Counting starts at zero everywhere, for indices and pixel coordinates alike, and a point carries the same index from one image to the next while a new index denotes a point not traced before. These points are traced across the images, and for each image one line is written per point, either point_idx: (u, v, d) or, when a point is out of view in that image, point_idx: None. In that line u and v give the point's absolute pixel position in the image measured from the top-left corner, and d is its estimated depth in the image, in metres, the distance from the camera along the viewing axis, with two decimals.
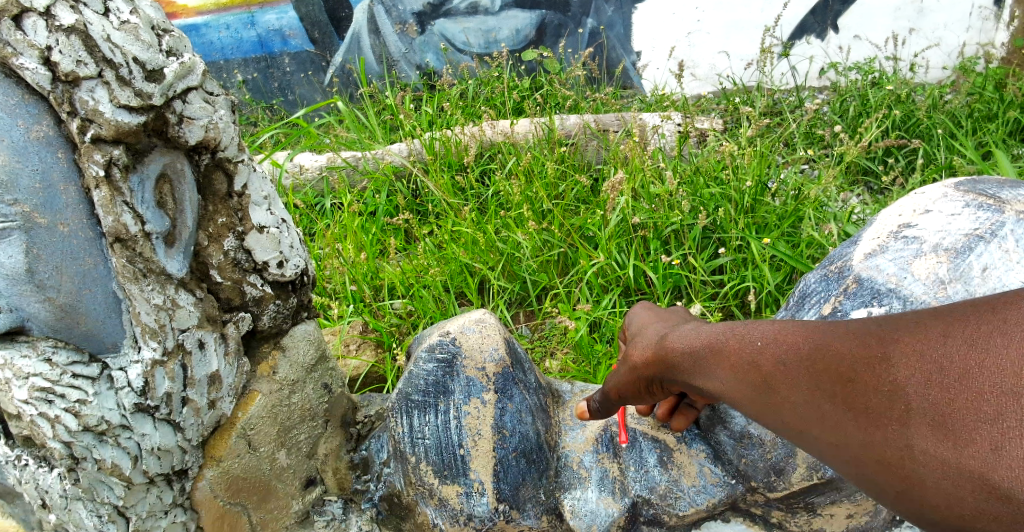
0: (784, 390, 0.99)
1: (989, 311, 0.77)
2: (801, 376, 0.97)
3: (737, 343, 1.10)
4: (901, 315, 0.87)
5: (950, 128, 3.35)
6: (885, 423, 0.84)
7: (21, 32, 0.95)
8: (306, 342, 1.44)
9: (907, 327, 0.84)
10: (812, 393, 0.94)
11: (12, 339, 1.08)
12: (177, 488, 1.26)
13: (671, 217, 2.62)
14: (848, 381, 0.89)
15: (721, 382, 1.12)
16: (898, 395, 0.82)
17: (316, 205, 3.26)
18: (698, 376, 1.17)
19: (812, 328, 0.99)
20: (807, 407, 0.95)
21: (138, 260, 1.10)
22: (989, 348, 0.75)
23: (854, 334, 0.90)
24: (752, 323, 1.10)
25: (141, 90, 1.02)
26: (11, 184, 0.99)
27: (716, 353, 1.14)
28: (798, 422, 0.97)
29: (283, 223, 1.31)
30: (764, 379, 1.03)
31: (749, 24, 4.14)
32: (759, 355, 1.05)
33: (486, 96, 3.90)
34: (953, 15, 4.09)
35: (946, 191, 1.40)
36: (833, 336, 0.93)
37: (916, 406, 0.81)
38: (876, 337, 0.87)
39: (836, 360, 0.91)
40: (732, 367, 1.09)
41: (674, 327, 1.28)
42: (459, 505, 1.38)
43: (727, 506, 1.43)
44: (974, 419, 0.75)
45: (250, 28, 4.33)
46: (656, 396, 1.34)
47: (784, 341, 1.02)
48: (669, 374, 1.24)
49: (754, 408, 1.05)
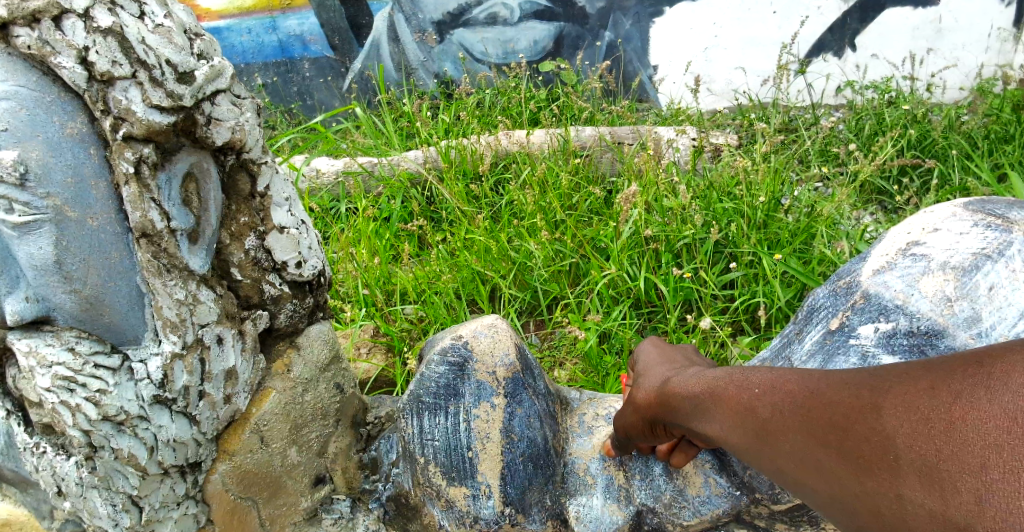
0: (781, 437, 1.02)
1: (976, 365, 0.79)
2: (799, 425, 1.00)
3: (739, 389, 1.14)
4: (893, 367, 0.89)
5: (965, 150, 3.36)
6: (876, 473, 0.86)
7: (60, 32, 0.99)
8: (321, 342, 1.47)
9: (899, 379, 0.87)
10: (808, 442, 0.97)
11: (37, 329, 1.12)
12: (190, 481, 1.29)
13: (683, 230, 2.64)
14: (841, 431, 0.92)
15: (722, 427, 1.16)
16: (888, 446, 0.85)
17: (331, 209, 3.30)
18: (702, 420, 1.21)
19: (811, 379, 1.02)
20: (804, 455, 0.98)
21: (162, 255, 1.13)
22: (974, 402, 0.77)
23: (848, 386, 0.93)
24: (754, 372, 1.14)
25: (172, 92, 1.06)
26: (44, 177, 1.02)
27: (720, 399, 1.18)
28: (795, 470, 1.00)
29: (302, 225, 1.36)
30: (764, 426, 1.06)
31: (766, 41, 4.16)
32: (758, 402, 1.09)
33: (503, 105, 3.94)
34: (972, 36, 4.10)
35: (955, 210, 1.41)
36: (831, 387, 0.97)
37: (904, 457, 0.83)
38: (869, 389, 0.90)
39: (831, 410, 0.94)
40: (734, 413, 1.13)
41: (684, 372, 1.32)
42: (466, 507, 1.40)
43: (731, 518, 1.44)
44: (958, 471, 0.77)
45: (271, 33, 4.39)
46: (659, 438, 1.37)
47: (784, 390, 1.05)
48: (674, 415, 1.28)
49: (754, 454, 1.09)
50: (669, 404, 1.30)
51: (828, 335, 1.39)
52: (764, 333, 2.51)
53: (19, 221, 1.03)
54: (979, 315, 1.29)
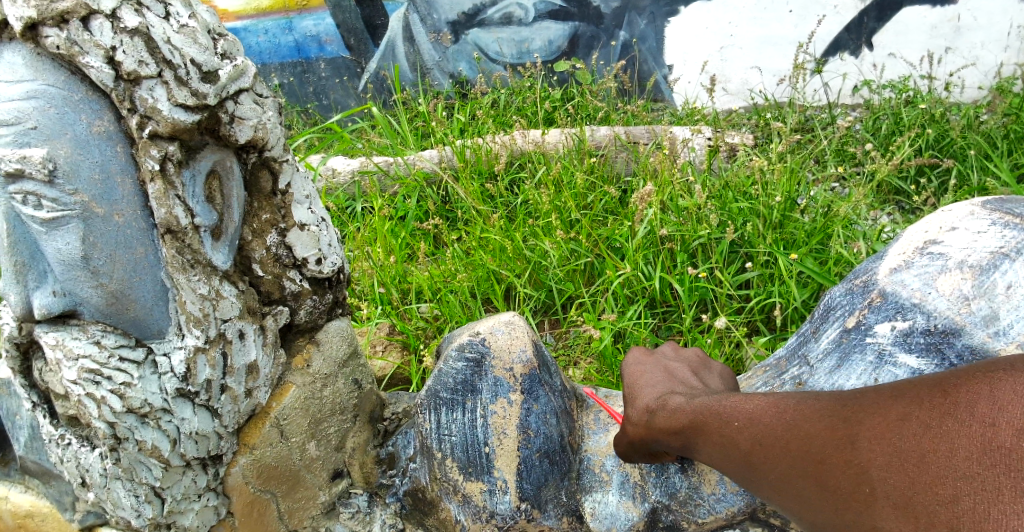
0: (764, 467, 1.12)
1: (941, 396, 0.88)
2: (779, 456, 1.09)
3: (722, 423, 1.20)
4: (863, 397, 1.00)
5: (984, 149, 3.32)
6: (854, 502, 0.96)
7: (88, 33, 1.01)
8: (340, 338, 1.48)
9: (871, 412, 0.97)
10: (791, 473, 1.07)
11: (64, 322, 1.16)
12: (211, 473, 1.31)
13: (699, 230, 2.63)
14: (820, 462, 1.02)
15: (712, 458, 1.23)
16: (864, 476, 0.95)
17: (348, 208, 3.33)
18: (693, 451, 1.27)
19: (788, 409, 1.11)
20: (787, 485, 1.08)
21: (186, 251, 1.15)
22: (943, 432, 0.86)
23: (824, 418, 1.04)
24: (732, 403, 1.21)
25: (197, 91, 1.08)
26: (72, 174, 1.05)
27: (701, 431, 1.24)
28: (785, 498, 1.09)
29: (322, 222, 1.37)
30: (748, 457, 1.15)
31: (782, 40, 4.14)
32: (740, 434, 1.16)
33: (518, 105, 3.95)
34: (990, 35, 4.04)
35: (973, 209, 1.39)
36: (809, 419, 1.07)
37: (879, 489, 0.93)
38: (844, 422, 1.00)
39: (810, 442, 1.04)
40: (715, 444, 1.21)
41: (666, 400, 1.32)
42: (482, 502, 1.41)
43: (745, 516, 1.44)
44: (932, 502, 0.86)
45: (288, 33, 4.45)
46: (659, 458, 1.39)
47: (762, 423, 1.14)
48: (664, 445, 1.32)
49: (743, 481, 1.18)
50: (658, 437, 1.32)
51: (844, 333, 1.42)
52: (779, 333, 2.51)
53: (48, 217, 1.07)
54: (997, 314, 1.29)
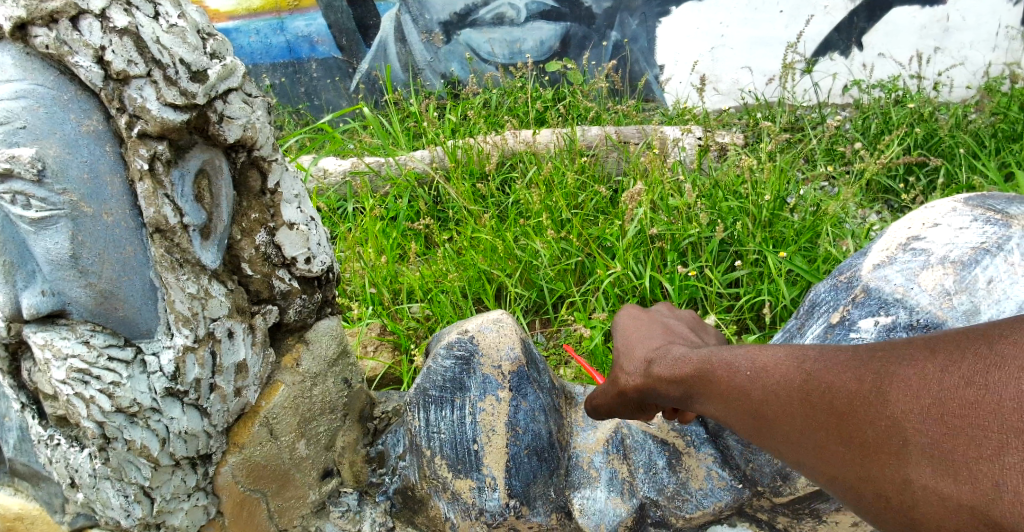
0: (778, 419, 1.08)
1: (983, 349, 0.84)
2: (795, 409, 1.05)
3: (730, 373, 1.18)
4: (890, 348, 0.95)
5: (972, 148, 3.36)
6: (883, 456, 0.92)
7: (77, 32, 1.02)
8: (329, 337, 1.49)
9: (901, 364, 0.92)
10: (808, 426, 1.03)
11: (53, 321, 1.15)
12: (201, 472, 1.32)
13: (689, 229, 2.65)
14: (844, 415, 0.97)
15: (715, 409, 1.22)
16: (896, 430, 0.91)
17: (339, 208, 3.34)
18: (693, 403, 1.27)
19: (805, 360, 1.07)
20: (803, 437, 1.04)
21: (175, 250, 1.16)
22: (988, 385, 0.82)
23: (846, 370, 0.99)
24: (740, 354, 1.19)
25: (186, 90, 1.08)
26: (61, 173, 1.05)
27: (705, 381, 1.23)
28: (799, 452, 1.06)
29: (312, 221, 1.37)
30: (759, 409, 1.12)
31: (773, 40, 4.16)
32: (749, 385, 1.14)
33: (509, 105, 3.97)
34: (979, 35, 4.10)
35: (955, 205, 1.42)
36: (827, 370, 1.02)
37: (911, 444, 0.89)
38: (869, 374, 0.95)
39: (831, 394, 1.00)
40: (728, 397, 1.18)
41: (666, 351, 1.35)
42: (471, 499, 1.42)
43: (733, 511, 1.47)
44: (973, 456, 0.82)
45: (279, 33, 4.45)
46: (643, 414, 1.43)
47: (774, 373, 1.11)
48: (663, 398, 1.33)
49: (752, 434, 1.15)
50: (656, 387, 1.33)
51: (828, 329, 1.42)
52: (768, 331, 2.53)
53: (36, 216, 1.06)
54: (978, 308, 1.30)
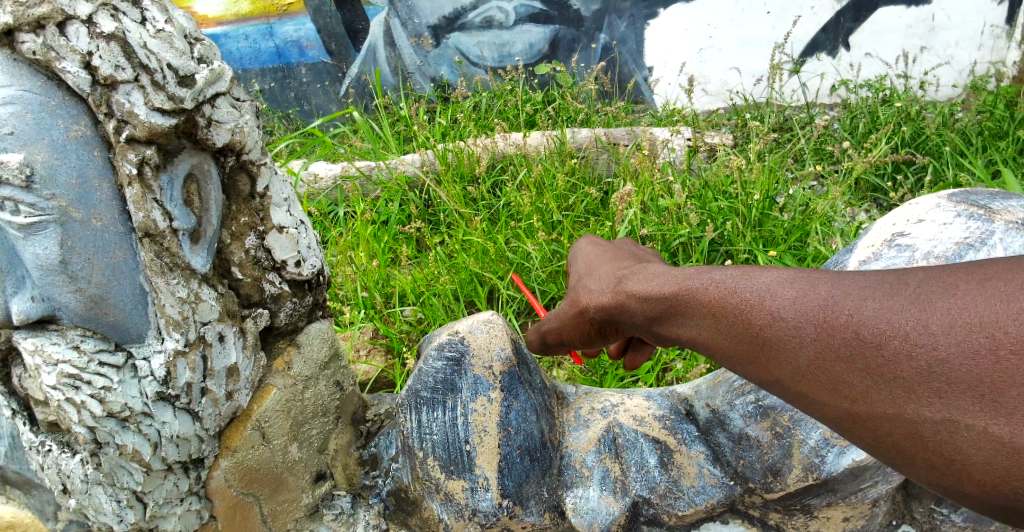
0: (782, 348, 0.96)
1: None
2: (805, 337, 0.94)
3: (727, 295, 1.04)
4: (923, 274, 0.86)
5: (958, 147, 3.39)
6: (917, 394, 0.84)
7: (64, 38, 1.02)
8: (320, 340, 1.49)
9: (942, 292, 0.83)
10: (821, 356, 0.92)
11: (43, 327, 1.15)
12: (194, 477, 1.32)
13: (680, 229, 2.68)
14: (871, 346, 0.87)
15: (703, 334, 1.08)
16: (936, 366, 0.82)
17: (330, 212, 3.34)
18: (676, 328, 1.13)
19: (814, 282, 0.95)
20: (813, 368, 0.93)
21: (165, 254, 1.16)
22: None
23: (871, 295, 0.88)
24: (734, 273, 1.05)
25: (174, 95, 1.08)
26: (49, 179, 1.05)
27: (694, 304, 1.08)
28: (805, 385, 0.95)
29: (301, 224, 1.38)
30: (760, 337, 0.99)
31: (761, 41, 4.19)
32: (749, 309, 1.00)
33: (499, 108, 3.98)
34: (965, 34, 4.12)
35: (939, 201, 1.42)
36: (845, 294, 0.91)
37: (954, 381, 0.81)
38: (902, 302, 0.85)
39: (854, 321, 0.89)
40: (724, 324, 1.04)
41: (641, 273, 1.21)
42: (464, 500, 1.42)
43: (726, 508, 1.50)
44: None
45: (268, 38, 4.44)
46: (605, 340, 1.38)
47: (779, 297, 0.97)
48: (636, 324, 1.21)
49: (744, 364, 1.03)
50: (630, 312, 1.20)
51: None
52: None
53: (25, 222, 1.06)
54: None
